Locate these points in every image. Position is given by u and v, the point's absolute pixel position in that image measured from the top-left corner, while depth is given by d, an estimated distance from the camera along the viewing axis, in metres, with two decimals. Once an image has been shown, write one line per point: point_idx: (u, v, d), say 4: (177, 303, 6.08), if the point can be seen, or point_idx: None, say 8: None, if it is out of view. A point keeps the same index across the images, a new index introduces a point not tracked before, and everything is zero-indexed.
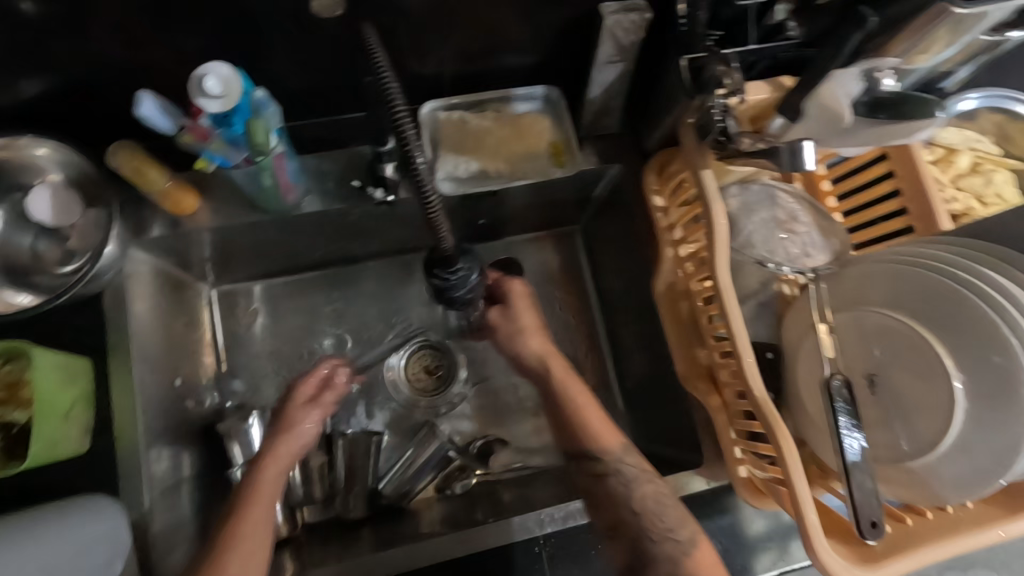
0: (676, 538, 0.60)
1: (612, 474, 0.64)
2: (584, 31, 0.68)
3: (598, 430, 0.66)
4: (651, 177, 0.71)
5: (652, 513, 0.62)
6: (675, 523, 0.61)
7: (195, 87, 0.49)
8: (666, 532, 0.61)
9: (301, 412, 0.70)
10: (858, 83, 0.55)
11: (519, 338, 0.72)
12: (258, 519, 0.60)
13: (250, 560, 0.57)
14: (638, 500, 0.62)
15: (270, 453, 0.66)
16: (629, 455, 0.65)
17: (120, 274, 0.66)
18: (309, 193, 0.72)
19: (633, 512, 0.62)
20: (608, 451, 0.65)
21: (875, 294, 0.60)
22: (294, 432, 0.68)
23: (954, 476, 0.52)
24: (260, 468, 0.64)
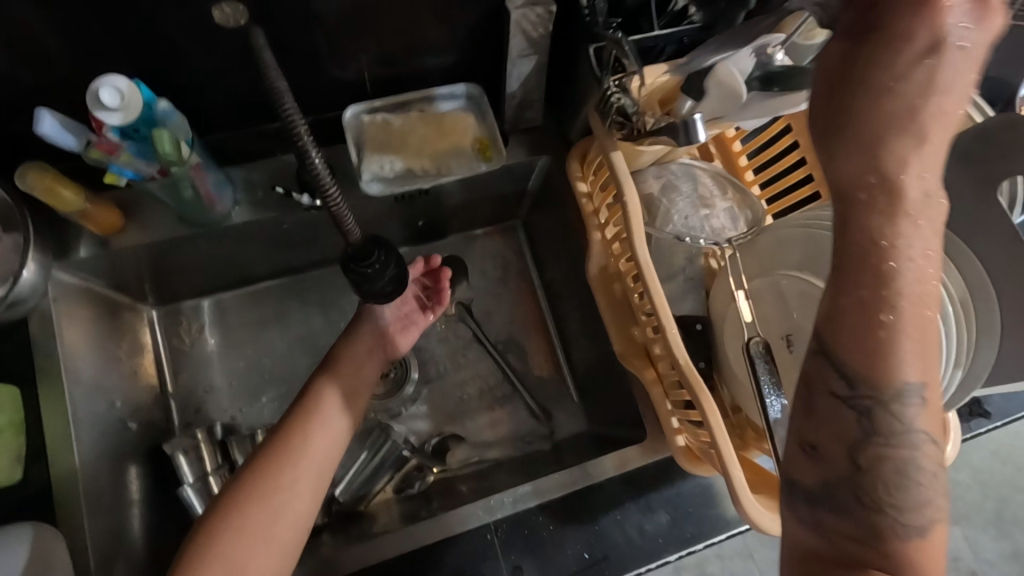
0: (914, 521, 0.41)
1: (854, 402, 0.42)
2: (496, 27, 0.70)
3: (914, 351, 0.41)
4: (574, 165, 0.73)
5: (895, 475, 0.41)
6: (918, 503, 0.41)
7: (93, 101, 0.51)
8: (901, 506, 0.41)
9: (358, 350, 0.73)
10: (750, 59, 0.58)
11: (876, 154, 0.41)
12: (314, 449, 0.63)
13: (301, 484, 0.61)
14: (871, 450, 0.42)
15: (326, 385, 0.68)
16: (898, 404, 0.41)
17: (45, 298, 0.65)
18: (238, 205, 0.72)
19: (853, 458, 0.42)
20: (891, 385, 0.41)
21: (787, 259, 0.63)
22: (354, 366, 0.72)
23: None
24: (320, 399, 0.67)
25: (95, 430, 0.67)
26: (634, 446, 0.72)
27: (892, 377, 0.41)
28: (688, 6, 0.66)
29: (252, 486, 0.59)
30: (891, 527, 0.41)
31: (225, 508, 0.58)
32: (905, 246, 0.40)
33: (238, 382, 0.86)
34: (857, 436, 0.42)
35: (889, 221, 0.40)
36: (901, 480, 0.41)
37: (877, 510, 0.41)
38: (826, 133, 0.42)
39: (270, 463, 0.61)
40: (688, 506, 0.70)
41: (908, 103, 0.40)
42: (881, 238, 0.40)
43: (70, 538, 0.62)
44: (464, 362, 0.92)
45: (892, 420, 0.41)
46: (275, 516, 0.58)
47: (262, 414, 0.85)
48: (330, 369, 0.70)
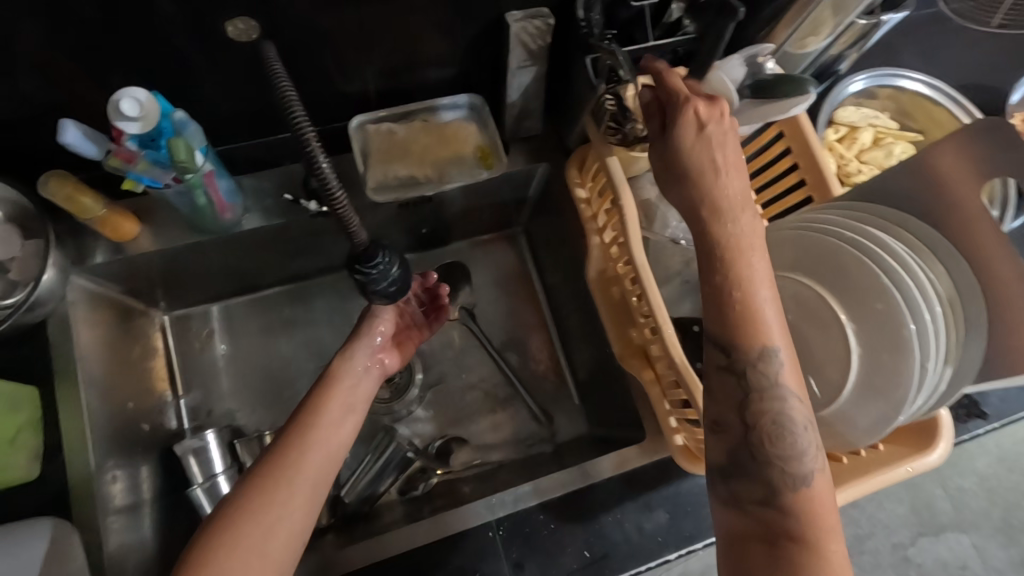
0: (795, 465, 0.48)
1: (731, 370, 0.50)
2: (496, 39, 0.72)
3: (764, 321, 0.50)
4: (573, 172, 0.76)
5: (777, 428, 0.48)
6: (796, 450, 0.48)
7: (114, 112, 0.53)
8: (782, 457, 0.48)
9: (359, 362, 0.69)
10: (740, 70, 0.62)
11: (697, 184, 0.52)
12: (311, 465, 0.59)
13: (296, 500, 0.57)
14: (753, 409, 0.49)
15: (325, 398, 0.64)
16: (764, 363, 0.49)
17: (62, 302, 0.67)
18: (249, 213, 0.75)
19: (743, 418, 0.50)
20: (748, 348, 0.50)
21: (779, 260, 0.64)
22: (354, 379, 0.67)
23: (861, 419, 0.56)
24: (319, 413, 0.62)
25: (110, 430, 0.69)
26: (634, 446, 0.73)
27: (756, 346, 0.49)
28: (682, 17, 0.68)
29: (245, 501, 0.55)
30: (779, 477, 0.48)
31: (217, 528, 0.54)
32: (739, 243, 0.51)
33: (246, 387, 0.88)
34: (737, 397, 0.50)
35: (722, 224, 0.51)
36: (781, 432, 0.48)
37: (769, 470, 0.48)
38: (665, 179, 0.54)
39: (266, 479, 0.57)
40: (687, 505, 0.72)
41: (704, 159, 0.52)
42: (732, 232, 0.51)
43: (84, 535, 0.64)
44: (467, 365, 0.94)
45: (764, 378, 0.49)
46: (270, 532, 0.55)
47: (269, 417, 0.87)
48: (329, 381, 0.66)
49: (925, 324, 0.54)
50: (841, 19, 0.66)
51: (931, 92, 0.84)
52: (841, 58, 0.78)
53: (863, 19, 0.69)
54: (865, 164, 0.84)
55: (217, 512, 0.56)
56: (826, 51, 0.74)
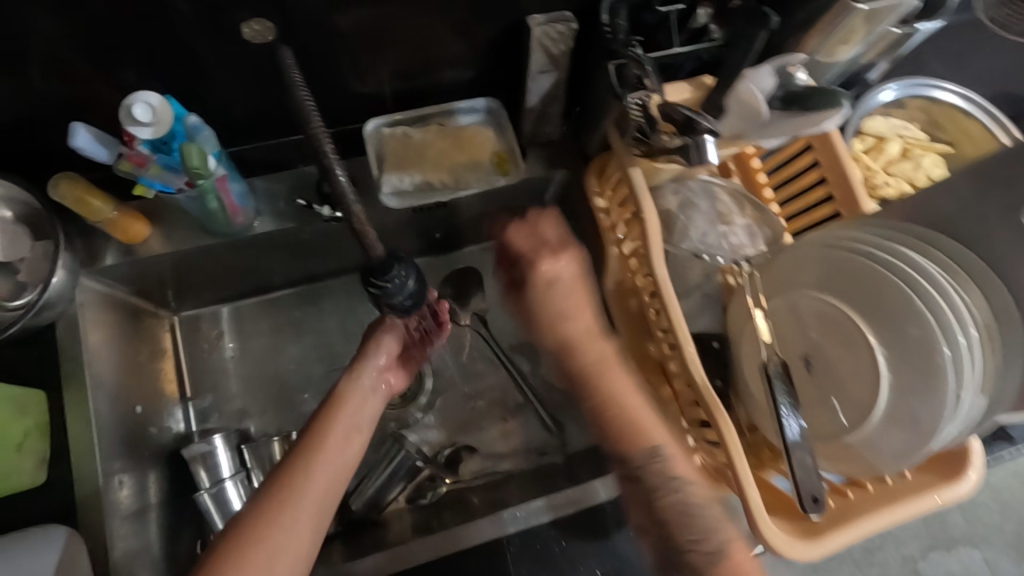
0: (704, 549, 0.56)
1: (635, 478, 0.60)
2: (516, 42, 0.71)
3: (641, 426, 0.60)
4: (592, 180, 0.73)
5: (681, 517, 0.57)
6: (704, 532, 0.56)
7: (125, 116, 0.52)
8: (692, 542, 0.56)
9: (363, 384, 0.68)
10: (771, 79, 0.59)
11: (550, 327, 0.65)
12: (315, 485, 0.58)
13: (301, 522, 0.56)
14: (659, 505, 0.58)
15: (330, 421, 0.63)
16: (654, 460, 0.59)
17: (72, 304, 0.66)
18: (261, 216, 0.74)
19: (655, 517, 0.58)
20: (637, 453, 0.59)
21: (805, 277, 0.61)
22: (360, 401, 0.66)
23: (888, 445, 0.54)
24: (323, 435, 0.61)
25: (118, 434, 0.69)
26: None
27: (644, 446, 0.59)
28: (709, 23, 0.66)
29: (250, 523, 0.54)
30: (703, 560, 0.55)
31: (221, 551, 0.53)
32: (596, 363, 0.63)
33: (255, 389, 0.87)
34: (647, 499, 0.59)
35: (579, 356, 0.64)
36: (688, 519, 0.57)
37: (675, 550, 0.57)
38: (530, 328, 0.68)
39: (270, 501, 0.56)
40: None
41: (546, 302, 0.65)
42: (582, 362, 0.63)
43: (91, 542, 0.63)
44: (478, 372, 0.92)
45: (658, 473, 0.59)
46: (275, 555, 0.54)
47: (278, 421, 0.86)
48: (333, 404, 0.65)
49: (959, 348, 0.51)
50: (873, 28, 0.64)
51: (966, 105, 0.81)
52: (872, 65, 0.76)
53: (897, 28, 0.66)
54: (892, 176, 0.82)
55: (223, 534, 0.55)
56: (857, 59, 0.72)
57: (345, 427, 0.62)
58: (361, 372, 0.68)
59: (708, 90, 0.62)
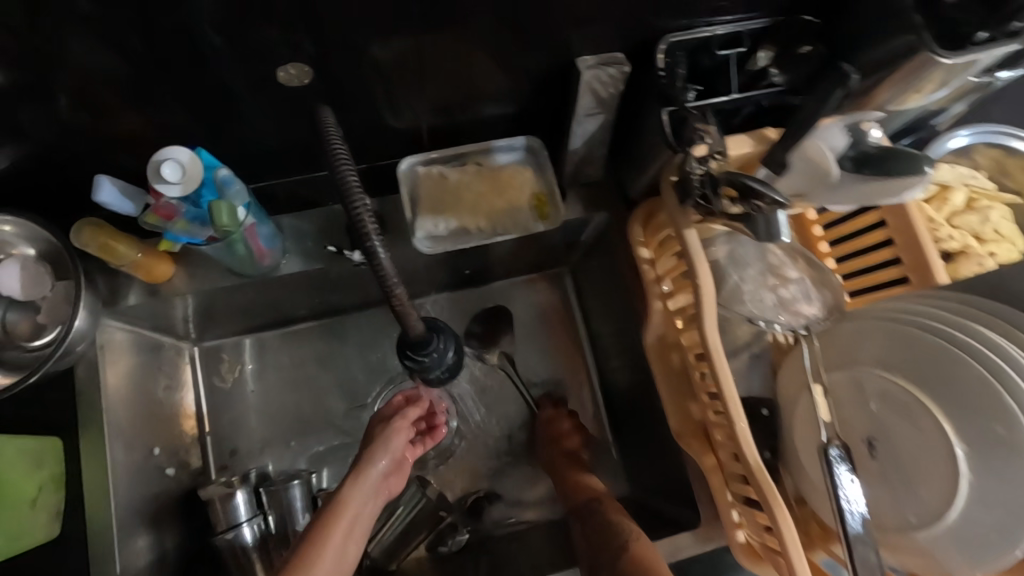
0: (615, 550, 0.64)
1: (580, 516, 0.73)
2: (562, 81, 0.67)
3: (584, 479, 0.77)
4: (637, 229, 0.69)
5: (605, 531, 0.67)
6: (614, 538, 0.65)
7: (154, 175, 0.50)
8: (610, 547, 0.65)
9: (362, 489, 0.62)
10: (842, 137, 0.54)
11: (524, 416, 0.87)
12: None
13: None
14: (596, 526, 0.69)
15: (323, 535, 0.57)
16: (592, 498, 0.73)
17: (93, 346, 0.64)
18: (287, 255, 0.71)
19: (586, 540, 0.69)
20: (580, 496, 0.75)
21: (867, 350, 0.57)
22: (357, 511, 0.60)
23: (964, 548, 0.49)
24: (315, 552, 0.55)
25: (134, 479, 0.66)
26: (687, 532, 0.67)
27: (585, 493, 0.75)
28: (769, 66, 0.62)
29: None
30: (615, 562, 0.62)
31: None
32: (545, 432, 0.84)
33: (274, 427, 0.84)
34: (582, 527, 0.71)
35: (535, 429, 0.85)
36: (607, 528, 0.67)
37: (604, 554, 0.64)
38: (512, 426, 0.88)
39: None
40: None
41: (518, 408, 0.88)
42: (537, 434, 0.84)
43: None
44: (504, 414, 0.89)
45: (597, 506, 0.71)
46: None
47: (299, 462, 0.83)
48: (329, 512, 0.59)
49: None
50: (950, 79, 0.58)
51: None
52: (942, 111, 0.70)
53: (976, 77, 0.61)
54: (958, 228, 0.76)
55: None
56: (928, 106, 0.66)
57: (343, 533, 0.57)
58: (365, 473, 0.63)
59: (771, 143, 0.58)
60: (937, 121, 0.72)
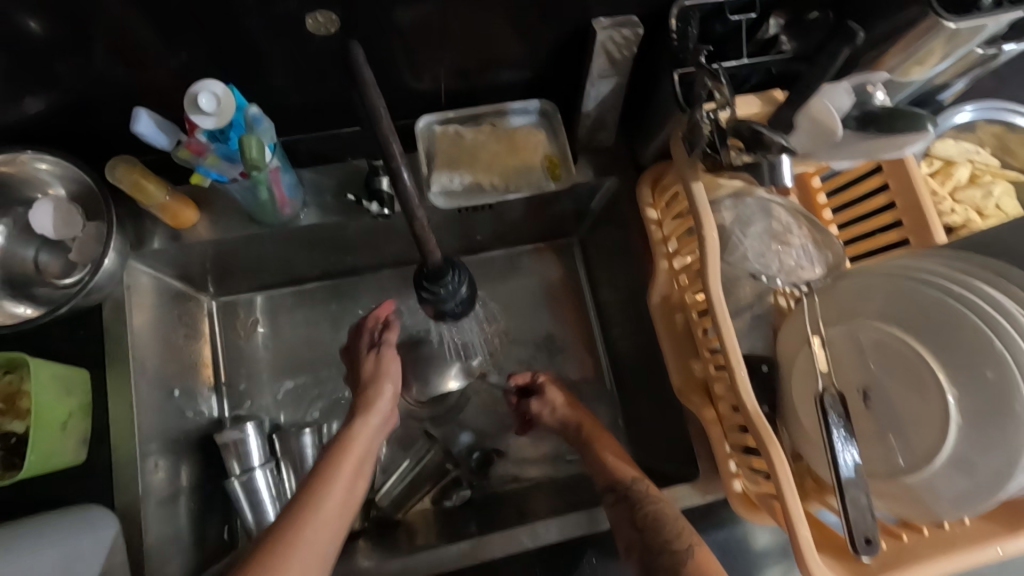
0: (674, 549, 0.59)
1: (622, 501, 0.65)
2: (577, 46, 0.68)
3: (618, 465, 0.69)
4: (645, 190, 0.72)
5: (654, 521, 0.61)
6: (672, 535, 0.60)
7: (190, 105, 0.53)
8: (665, 543, 0.60)
9: (372, 424, 0.66)
10: (849, 97, 0.55)
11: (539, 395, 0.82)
12: (321, 524, 0.54)
13: (310, 567, 0.51)
14: (642, 516, 0.62)
15: (336, 464, 0.60)
16: (638, 484, 0.66)
17: (120, 286, 0.67)
18: (307, 208, 0.74)
19: (637, 527, 0.62)
20: (620, 479, 0.67)
21: (868, 305, 0.59)
22: (366, 445, 0.64)
23: (949, 491, 0.52)
24: (329, 476, 0.58)
25: (154, 416, 0.69)
26: (686, 484, 0.69)
27: (628, 474, 0.68)
28: (778, 34, 0.63)
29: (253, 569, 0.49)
30: (676, 560, 0.58)
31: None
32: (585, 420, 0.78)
33: (287, 382, 0.86)
34: (627, 515, 0.63)
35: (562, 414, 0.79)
36: (658, 521, 0.61)
37: (658, 554, 0.59)
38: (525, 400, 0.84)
39: (275, 544, 0.51)
40: (735, 551, 0.69)
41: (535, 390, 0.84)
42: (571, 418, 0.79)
43: (126, 524, 0.63)
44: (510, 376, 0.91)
45: (642, 491, 0.65)
46: None
47: (313, 417, 0.86)
48: (341, 443, 0.63)
49: None
50: (953, 49, 0.60)
51: None
52: (946, 87, 0.71)
53: (981, 49, 0.62)
54: (960, 202, 0.78)
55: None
56: (932, 79, 0.67)
57: (354, 467, 0.60)
58: (373, 408, 0.67)
59: (778, 104, 0.59)
60: (942, 97, 0.73)
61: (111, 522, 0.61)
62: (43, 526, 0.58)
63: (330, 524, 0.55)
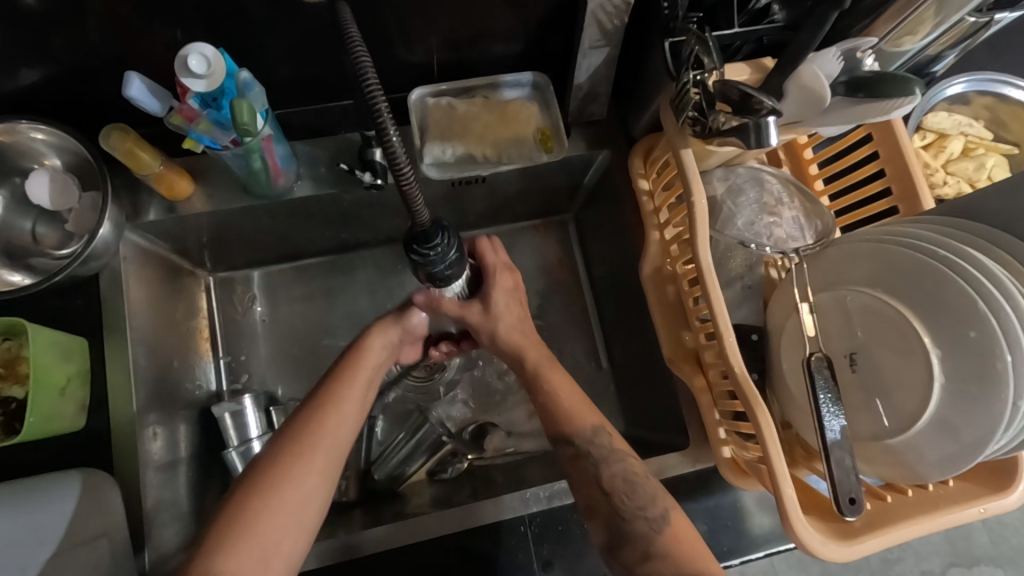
0: (648, 516, 0.60)
1: (581, 456, 0.63)
2: (568, 17, 0.68)
3: (576, 412, 0.65)
4: (638, 162, 0.73)
5: (624, 486, 0.62)
6: (646, 502, 0.61)
7: (182, 68, 0.55)
8: (638, 510, 0.60)
9: (388, 336, 0.68)
10: (837, 63, 0.56)
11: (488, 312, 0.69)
12: (340, 421, 0.59)
13: (326, 464, 0.57)
14: (608, 478, 0.62)
15: (351, 372, 0.63)
16: (598, 436, 0.64)
17: (116, 257, 0.68)
18: (302, 179, 0.75)
19: (603, 490, 0.62)
20: (580, 431, 0.64)
21: (854, 272, 0.59)
22: (379, 356, 0.67)
23: (933, 451, 0.53)
24: (344, 385, 0.62)
25: (151, 384, 0.70)
26: (675, 453, 0.71)
27: (586, 426, 0.64)
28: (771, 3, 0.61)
29: (277, 463, 0.55)
30: (649, 528, 0.60)
31: (256, 480, 0.54)
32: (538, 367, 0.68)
33: (282, 357, 0.87)
34: (593, 476, 0.62)
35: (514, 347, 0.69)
36: (626, 488, 0.62)
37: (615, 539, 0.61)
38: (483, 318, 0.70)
39: (299, 438, 0.57)
40: (726, 520, 0.70)
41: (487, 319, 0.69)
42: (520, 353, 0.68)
43: (125, 489, 0.65)
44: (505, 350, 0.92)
45: (601, 446, 0.63)
46: (309, 495, 0.55)
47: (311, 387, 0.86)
48: (357, 353, 0.65)
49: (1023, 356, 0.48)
50: (947, 16, 0.58)
51: None
52: (938, 59, 0.69)
53: (973, 16, 0.60)
54: (951, 175, 0.79)
55: (251, 466, 0.56)
56: (924, 50, 0.65)
57: (367, 376, 0.63)
58: (387, 325, 0.68)
59: (766, 71, 0.60)
60: (936, 68, 0.71)
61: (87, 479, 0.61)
62: (22, 490, 0.60)
63: (346, 427, 0.60)
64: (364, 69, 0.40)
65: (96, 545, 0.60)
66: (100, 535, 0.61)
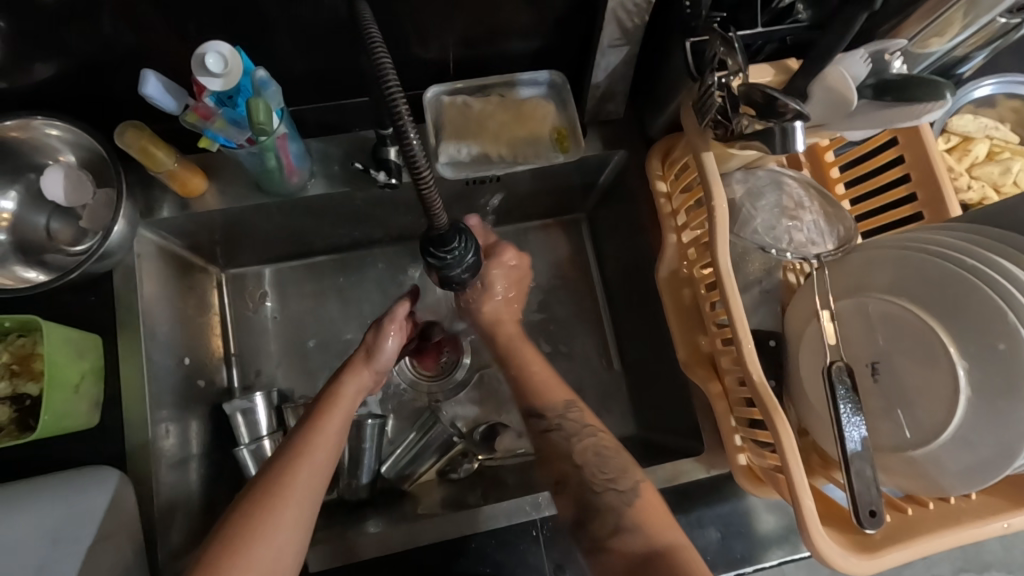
0: (619, 489, 0.62)
1: (554, 429, 0.67)
2: (587, 14, 0.67)
3: (546, 387, 0.69)
4: (655, 162, 0.72)
5: (594, 458, 0.64)
6: (615, 478, 0.63)
7: (198, 67, 0.54)
8: (607, 483, 0.63)
9: (362, 378, 0.67)
10: (864, 65, 0.54)
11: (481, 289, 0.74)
12: (312, 473, 0.58)
13: (298, 518, 0.55)
14: (580, 451, 0.65)
15: (322, 419, 0.62)
16: (570, 412, 0.67)
17: (129, 254, 0.68)
18: (315, 176, 0.74)
19: (575, 464, 0.64)
20: (550, 406, 0.68)
21: (877, 280, 0.58)
22: (352, 399, 0.65)
23: (957, 464, 0.51)
24: (317, 433, 0.60)
25: (163, 380, 0.70)
26: (690, 458, 0.71)
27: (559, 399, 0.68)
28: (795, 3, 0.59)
29: (246, 521, 0.54)
30: (622, 500, 0.62)
31: (225, 538, 0.53)
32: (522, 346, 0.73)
33: (293, 353, 0.87)
34: (565, 451, 0.65)
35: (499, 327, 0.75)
36: (597, 461, 0.64)
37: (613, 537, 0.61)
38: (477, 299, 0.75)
39: (270, 492, 0.56)
40: (739, 526, 0.69)
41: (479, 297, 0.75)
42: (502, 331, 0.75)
43: (138, 485, 0.65)
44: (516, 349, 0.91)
45: (574, 420, 0.67)
46: (280, 552, 0.54)
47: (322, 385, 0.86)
48: (329, 398, 0.64)
49: None
50: (976, 18, 0.57)
51: None
52: (965, 61, 0.66)
53: (1004, 17, 0.59)
54: (976, 179, 0.78)
55: (222, 524, 0.55)
56: (951, 51, 0.63)
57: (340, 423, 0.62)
58: (360, 367, 0.67)
59: (791, 73, 0.58)
60: (963, 70, 0.68)
61: (101, 476, 0.61)
62: (37, 489, 0.60)
63: (318, 478, 0.58)
64: (384, 69, 0.40)
65: (109, 541, 0.60)
66: (113, 531, 0.61)
